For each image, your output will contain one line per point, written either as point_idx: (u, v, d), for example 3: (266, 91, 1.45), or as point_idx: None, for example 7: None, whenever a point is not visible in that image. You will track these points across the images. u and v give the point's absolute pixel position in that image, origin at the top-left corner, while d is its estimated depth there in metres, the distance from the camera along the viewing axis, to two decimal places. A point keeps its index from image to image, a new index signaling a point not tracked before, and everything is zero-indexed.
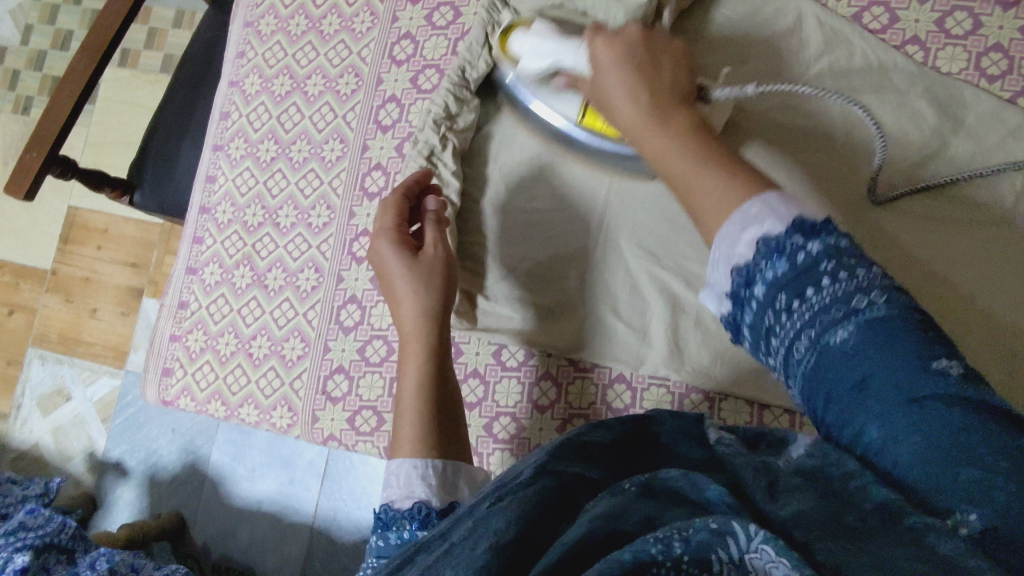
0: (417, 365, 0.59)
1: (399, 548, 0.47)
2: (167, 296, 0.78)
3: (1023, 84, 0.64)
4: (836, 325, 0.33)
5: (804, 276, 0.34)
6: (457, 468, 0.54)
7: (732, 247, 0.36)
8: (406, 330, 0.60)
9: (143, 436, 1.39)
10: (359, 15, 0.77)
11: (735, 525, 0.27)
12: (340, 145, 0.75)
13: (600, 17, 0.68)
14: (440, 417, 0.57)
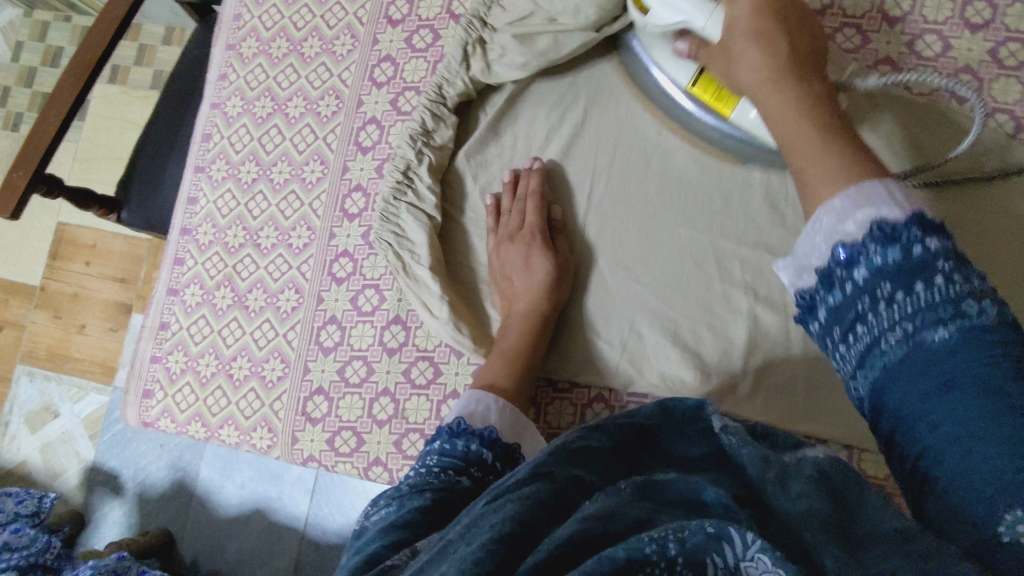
0: (525, 321, 0.65)
1: (464, 452, 0.51)
2: (149, 317, 0.78)
3: (992, 105, 0.65)
4: (890, 266, 0.35)
5: (890, 246, 0.35)
6: (524, 424, 0.59)
7: (841, 220, 0.37)
8: (516, 283, 0.67)
9: (131, 452, 1.39)
10: (340, 38, 0.78)
11: (731, 530, 0.28)
12: (320, 167, 0.75)
13: (571, 20, 0.67)
14: (524, 368, 0.63)
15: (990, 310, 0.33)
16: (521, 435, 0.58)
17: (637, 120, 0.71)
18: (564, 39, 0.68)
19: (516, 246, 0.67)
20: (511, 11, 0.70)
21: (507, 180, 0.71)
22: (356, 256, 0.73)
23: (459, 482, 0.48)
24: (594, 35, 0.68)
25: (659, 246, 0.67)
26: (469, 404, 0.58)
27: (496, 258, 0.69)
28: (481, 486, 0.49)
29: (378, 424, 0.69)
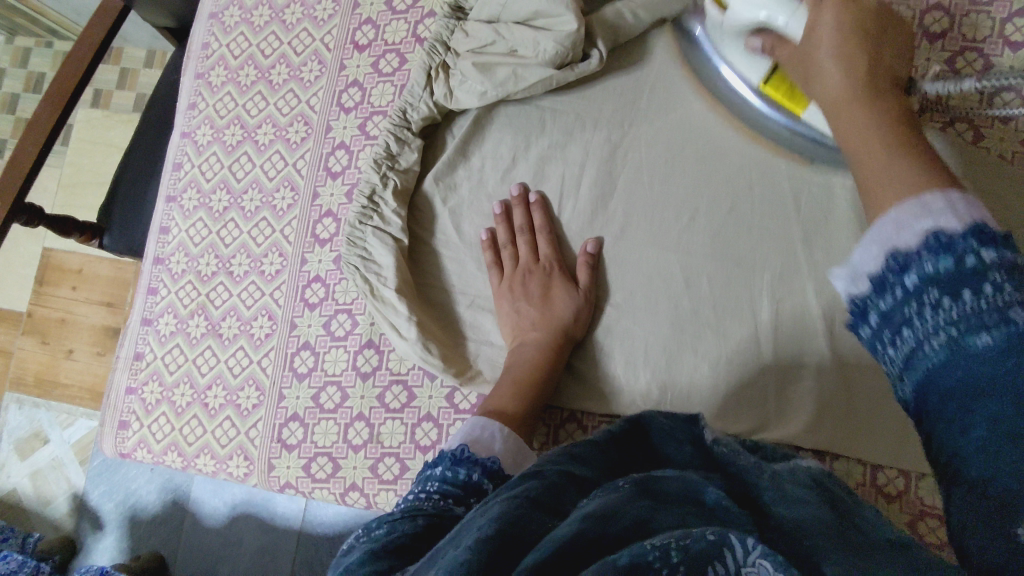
0: (537, 353, 0.65)
1: (464, 482, 0.52)
2: (124, 347, 0.78)
3: (951, 114, 0.66)
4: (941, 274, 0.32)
5: (942, 256, 0.32)
6: (525, 457, 0.59)
7: (898, 231, 0.35)
8: (525, 318, 0.67)
9: (122, 477, 1.38)
10: (308, 64, 0.78)
11: (732, 536, 0.30)
12: (291, 193, 0.76)
13: (530, 52, 0.68)
14: (526, 402, 0.63)
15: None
16: (523, 465, 0.58)
17: (601, 140, 0.72)
18: (523, 72, 0.69)
19: (530, 281, 0.68)
20: (474, 39, 0.70)
21: (498, 213, 0.71)
22: (328, 282, 0.73)
23: (454, 510, 0.48)
24: (555, 69, 0.68)
25: (652, 251, 0.68)
26: (473, 429, 0.59)
27: (496, 300, 0.69)
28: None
29: (354, 449, 0.69)
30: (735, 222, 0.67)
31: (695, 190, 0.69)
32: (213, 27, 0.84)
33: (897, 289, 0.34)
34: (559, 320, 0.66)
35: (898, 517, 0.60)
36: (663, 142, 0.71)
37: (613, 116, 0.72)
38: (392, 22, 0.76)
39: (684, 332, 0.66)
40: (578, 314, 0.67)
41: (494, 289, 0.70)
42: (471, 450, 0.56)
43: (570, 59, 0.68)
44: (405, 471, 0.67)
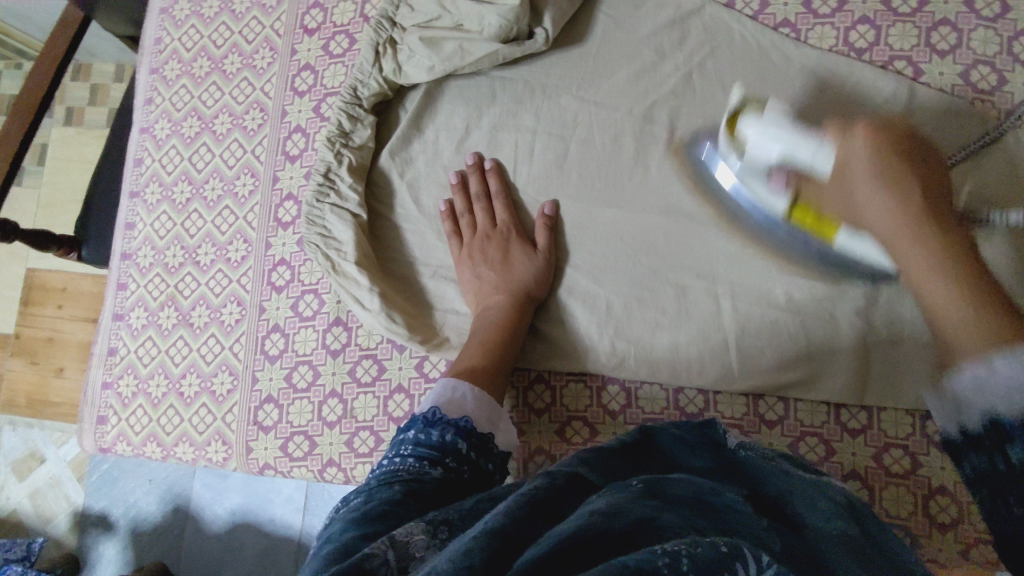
0: (501, 315, 0.66)
1: (437, 445, 0.53)
2: (97, 344, 0.79)
3: (890, 54, 0.67)
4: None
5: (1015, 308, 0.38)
6: (496, 416, 0.60)
7: None
8: (487, 280, 0.68)
9: (121, 488, 1.38)
10: (259, 52, 0.79)
11: (743, 552, 0.32)
12: (251, 180, 0.77)
13: (476, 27, 0.68)
14: (493, 364, 0.63)
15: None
16: (497, 425, 0.59)
17: (552, 102, 0.72)
18: (468, 46, 0.69)
19: (489, 244, 0.69)
20: (419, 13, 0.70)
21: (453, 182, 0.72)
22: (293, 263, 0.74)
23: (427, 471, 0.50)
24: (500, 44, 0.69)
25: (606, 210, 0.69)
26: (444, 391, 0.59)
27: (457, 268, 0.70)
28: (454, 478, 0.51)
29: (329, 425, 0.70)
30: (688, 173, 0.68)
31: (649, 143, 0.69)
32: (164, 23, 0.84)
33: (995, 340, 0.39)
34: (519, 282, 0.67)
35: (862, 450, 0.62)
36: (612, 101, 0.71)
37: (562, 76, 0.72)
38: (339, 4, 0.77)
39: (646, 292, 0.67)
40: (541, 276, 0.67)
41: (454, 257, 0.70)
42: (443, 412, 0.56)
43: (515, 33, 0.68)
44: (380, 442, 0.68)
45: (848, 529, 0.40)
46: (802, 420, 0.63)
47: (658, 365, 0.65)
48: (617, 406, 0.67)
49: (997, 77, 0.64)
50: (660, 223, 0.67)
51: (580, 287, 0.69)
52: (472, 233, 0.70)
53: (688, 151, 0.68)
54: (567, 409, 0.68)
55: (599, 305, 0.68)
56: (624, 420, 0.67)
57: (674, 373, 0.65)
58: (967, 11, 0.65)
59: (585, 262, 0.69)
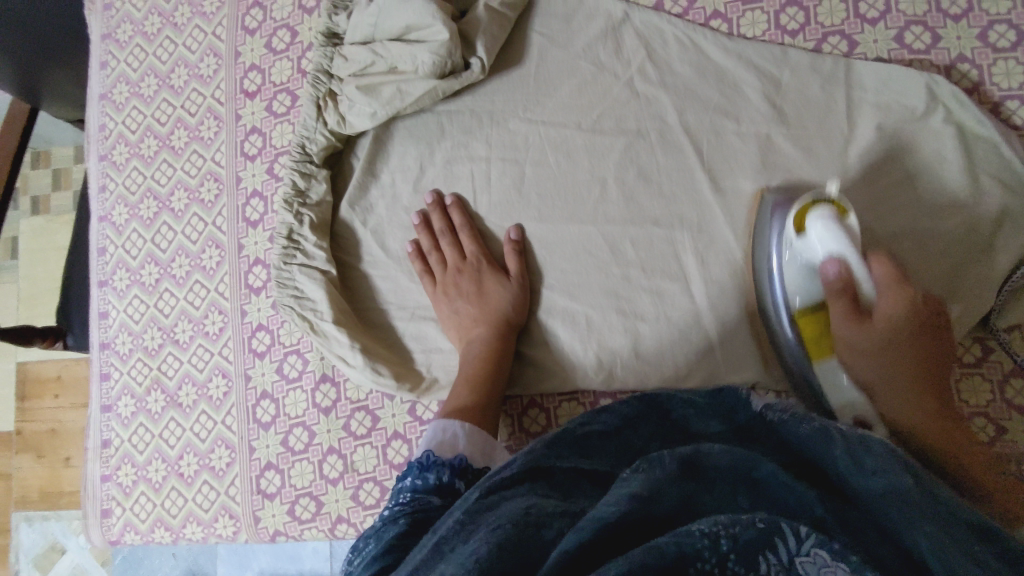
0: (482, 346, 0.66)
1: (436, 484, 0.52)
2: (89, 439, 0.79)
3: (822, 30, 0.67)
4: None
5: None
6: (492, 448, 0.60)
7: None
8: (465, 314, 0.68)
9: (147, 570, 1.37)
10: (204, 122, 0.79)
11: (782, 524, 0.34)
12: (216, 251, 0.76)
13: (409, 66, 0.68)
14: (479, 398, 0.63)
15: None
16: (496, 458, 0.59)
17: (500, 127, 0.72)
18: (406, 87, 0.69)
19: (464, 279, 0.69)
20: (354, 62, 0.71)
21: (416, 223, 0.72)
22: (271, 328, 0.74)
23: (434, 509, 0.49)
24: (437, 80, 0.69)
25: (570, 226, 0.69)
26: (435, 434, 0.59)
27: (433, 306, 0.70)
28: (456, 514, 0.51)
29: (332, 483, 0.70)
30: (645, 176, 0.68)
31: (602, 153, 0.70)
32: (106, 108, 0.84)
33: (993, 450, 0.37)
34: (497, 313, 0.67)
35: None
36: (558, 116, 0.71)
37: (506, 100, 0.72)
38: (276, 64, 0.77)
39: (623, 300, 0.67)
40: (516, 302, 0.67)
41: (428, 296, 0.70)
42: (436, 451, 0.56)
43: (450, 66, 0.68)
44: (385, 492, 0.68)
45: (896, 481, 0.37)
46: (797, 405, 0.64)
47: (646, 372, 0.65)
48: None
49: (930, 36, 0.65)
50: (626, 229, 0.68)
51: (559, 307, 0.68)
52: (442, 271, 0.70)
53: (641, 154, 0.69)
54: None
55: (580, 319, 0.67)
56: None
57: (664, 376, 0.65)
58: None
59: (560, 280, 0.69)
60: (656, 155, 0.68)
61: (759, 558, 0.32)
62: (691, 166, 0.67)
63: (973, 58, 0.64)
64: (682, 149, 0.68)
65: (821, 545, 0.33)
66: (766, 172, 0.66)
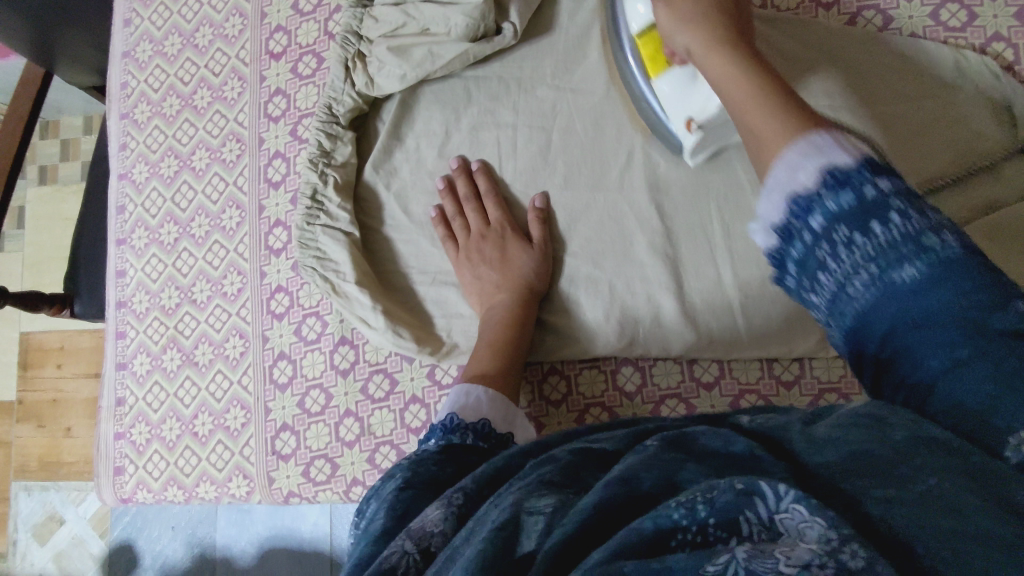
0: (505, 311, 0.66)
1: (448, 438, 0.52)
2: (104, 397, 0.79)
3: (857, 5, 0.67)
4: (847, 209, 0.36)
5: (842, 191, 0.36)
6: (513, 414, 0.59)
7: (792, 172, 0.38)
8: (488, 284, 0.68)
9: (145, 539, 1.37)
10: (228, 83, 0.79)
11: (762, 484, 0.28)
12: (237, 212, 0.76)
13: (443, 28, 0.68)
14: (501, 363, 0.63)
15: (953, 240, 0.35)
16: (514, 423, 0.58)
17: (527, 95, 0.72)
18: (438, 49, 0.69)
19: (489, 246, 0.69)
20: (384, 23, 0.71)
21: (440, 188, 0.71)
22: (291, 289, 0.73)
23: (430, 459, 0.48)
24: (469, 43, 0.69)
25: (595, 195, 0.69)
26: (458, 398, 0.58)
27: (456, 272, 0.70)
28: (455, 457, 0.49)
29: (348, 445, 0.70)
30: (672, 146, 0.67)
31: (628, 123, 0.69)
32: (129, 66, 0.84)
33: (809, 228, 0.37)
34: (522, 280, 0.67)
35: None
36: (586, 86, 0.71)
37: (535, 68, 0.72)
38: (302, 25, 0.77)
39: (647, 270, 0.66)
40: (538, 266, 0.67)
41: (452, 262, 0.70)
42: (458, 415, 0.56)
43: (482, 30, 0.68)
44: (402, 455, 0.68)
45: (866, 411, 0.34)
46: (819, 377, 0.64)
47: (667, 342, 0.65)
48: (633, 387, 0.67)
49: (966, 14, 0.65)
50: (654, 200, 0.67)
51: (583, 276, 0.68)
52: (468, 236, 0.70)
53: None
54: (584, 396, 0.68)
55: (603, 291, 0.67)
56: (642, 400, 0.67)
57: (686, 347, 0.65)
58: None
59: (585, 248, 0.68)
60: None
61: (741, 522, 0.27)
62: None
63: (1008, 36, 0.63)
64: None
65: (803, 501, 0.27)
66: None
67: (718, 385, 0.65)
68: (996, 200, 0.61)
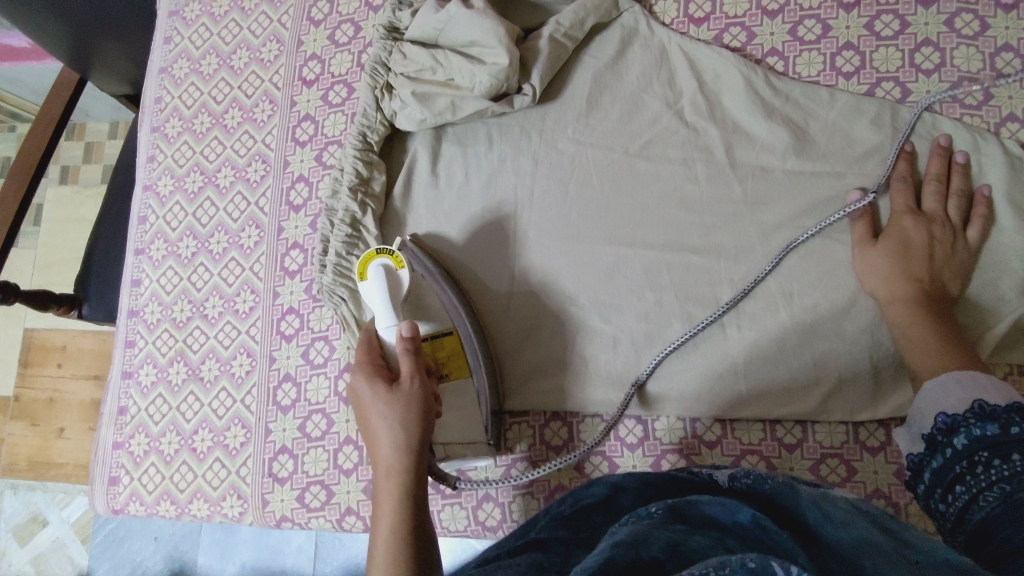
0: (394, 512, 0.54)
1: None
2: (106, 404, 0.79)
3: (877, 75, 0.69)
4: (988, 437, 0.47)
5: (986, 423, 0.48)
6: (434, 570, 0.52)
7: (943, 395, 0.53)
8: (381, 470, 0.57)
9: (127, 550, 1.35)
10: (259, 105, 0.80)
11: (773, 565, 0.28)
12: (256, 231, 0.77)
13: (467, 83, 0.70)
14: (424, 551, 0.53)
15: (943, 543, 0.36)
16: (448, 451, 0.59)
17: (550, 145, 0.73)
18: (460, 104, 0.71)
19: (381, 444, 0.57)
20: (411, 62, 0.72)
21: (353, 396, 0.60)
22: (302, 312, 0.74)
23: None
24: (490, 102, 0.71)
25: (608, 254, 0.69)
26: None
27: (355, 383, 0.60)
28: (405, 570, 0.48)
29: (345, 473, 0.69)
30: (686, 209, 0.69)
31: (646, 177, 0.70)
32: (164, 82, 0.86)
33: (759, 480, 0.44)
34: (386, 466, 0.57)
35: (883, 467, 0.62)
36: (606, 138, 0.72)
37: (563, 116, 0.73)
38: (336, 55, 0.79)
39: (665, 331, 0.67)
40: (411, 456, 0.57)
41: (369, 406, 0.58)
42: None
43: (504, 89, 0.70)
44: None
45: (866, 534, 0.35)
46: (822, 441, 0.63)
47: (673, 405, 0.66)
48: (634, 439, 0.67)
49: (982, 93, 0.66)
50: (672, 258, 0.68)
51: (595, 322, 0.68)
52: (363, 424, 0.60)
53: (681, 182, 0.69)
54: (585, 445, 0.67)
55: (599, 332, 0.68)
56: (642, 453, 0.66)
57: (702, 415, 0.65)
58: (948, 31, 0.67)
59: (596, 292, 0.69)
60: (701, 185, 0.69)
61: None
62: (736, 201, 0.68)
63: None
64: (728, 183, 0.68)
65: None
66: (809, 212, 0.66)
67: (720, 444, 0.65)
68: (1011, 272, 0.62)
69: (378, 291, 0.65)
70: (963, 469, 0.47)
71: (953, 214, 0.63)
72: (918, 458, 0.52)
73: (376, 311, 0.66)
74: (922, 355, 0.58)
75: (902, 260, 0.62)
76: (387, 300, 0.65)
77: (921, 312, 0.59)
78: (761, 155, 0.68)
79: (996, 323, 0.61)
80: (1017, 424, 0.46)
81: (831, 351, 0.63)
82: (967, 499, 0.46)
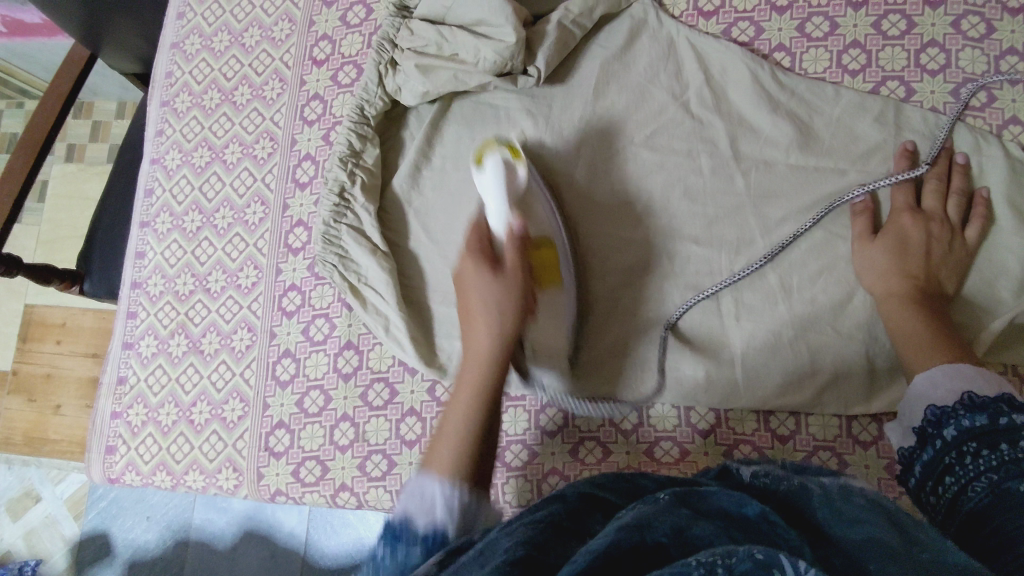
0: (465, 416, 0.52)
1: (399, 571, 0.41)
2: (106, 374, 0.79)
3: (882, 74, 0.69)
4: (978, 427, 0.47)
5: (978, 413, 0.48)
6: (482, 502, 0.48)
7: (933, 387, 0.54)
8: (472, 352, 0.57)
9: (118, 526, 1.35)
10: (269, 83, 0.81)
11: (781, 557, 0.28)
12: (261, 208, 0.78)
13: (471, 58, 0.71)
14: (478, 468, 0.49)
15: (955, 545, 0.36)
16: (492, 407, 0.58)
17: (556, 131, 0.74)
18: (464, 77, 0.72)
19: (476, 328, 0.58)
20: (417, 38, 0.73)
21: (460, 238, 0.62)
22: (304, 289, 0.75)
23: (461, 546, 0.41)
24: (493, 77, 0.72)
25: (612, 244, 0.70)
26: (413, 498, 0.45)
27: (467, 265, 0.60)
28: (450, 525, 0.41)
29: (341, 449, 0.70)
30: (688, 199, 0.69)
31: (650, 167, 0.71)
32: (175, 57, 0.86)
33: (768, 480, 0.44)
34: (476, 354, 0.56)
35: (874, 461, 0.62)
36: (611, 126, 0.73)
37: (569, 104, 0.74)
38: (347, 36, 0.79)
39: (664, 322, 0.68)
40: (502, 346, 0.57)
41: (467, 274, 0.60)
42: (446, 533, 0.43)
43: (509, 67, 0.71)
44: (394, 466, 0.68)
45: (876, 529, 0.35)
46: (814, 434, 0.64)
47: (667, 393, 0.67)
48: (630, 425, 0.67)
49: (986, 95, 0.67)
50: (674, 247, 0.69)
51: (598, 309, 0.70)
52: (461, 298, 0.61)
53: (683, 173, 0.70)
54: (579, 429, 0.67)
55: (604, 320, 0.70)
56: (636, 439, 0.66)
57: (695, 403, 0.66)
58: (954, 33, 0.68)
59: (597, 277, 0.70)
60: (705, 176, 0.70)
61: None
62: (737, 193, 0.69)
63: None
64: (731, 175, 0.69)
65: None
66: (810, 206, 0.67)
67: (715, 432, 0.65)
68: (1007, 273, 0.62)
69: (493, 179, 0.63)
70: (952, 460, 0.47)
71: (953, 213, 0.63)
72: (909, 452, 0.53)
73: (486, 197, 0.64)
74: (914, 347, 0.58)
75: (901, 258, 0.62)
76: (500, 188, 0.62)
77: (914, 308, 0.60)
78: (765, 148, 0.69)
79: (991, 322, 0.61)
80: (1006, 415, 0.46)
81: (827, 343, 0.64)
82: (955, 490, 0.46)
